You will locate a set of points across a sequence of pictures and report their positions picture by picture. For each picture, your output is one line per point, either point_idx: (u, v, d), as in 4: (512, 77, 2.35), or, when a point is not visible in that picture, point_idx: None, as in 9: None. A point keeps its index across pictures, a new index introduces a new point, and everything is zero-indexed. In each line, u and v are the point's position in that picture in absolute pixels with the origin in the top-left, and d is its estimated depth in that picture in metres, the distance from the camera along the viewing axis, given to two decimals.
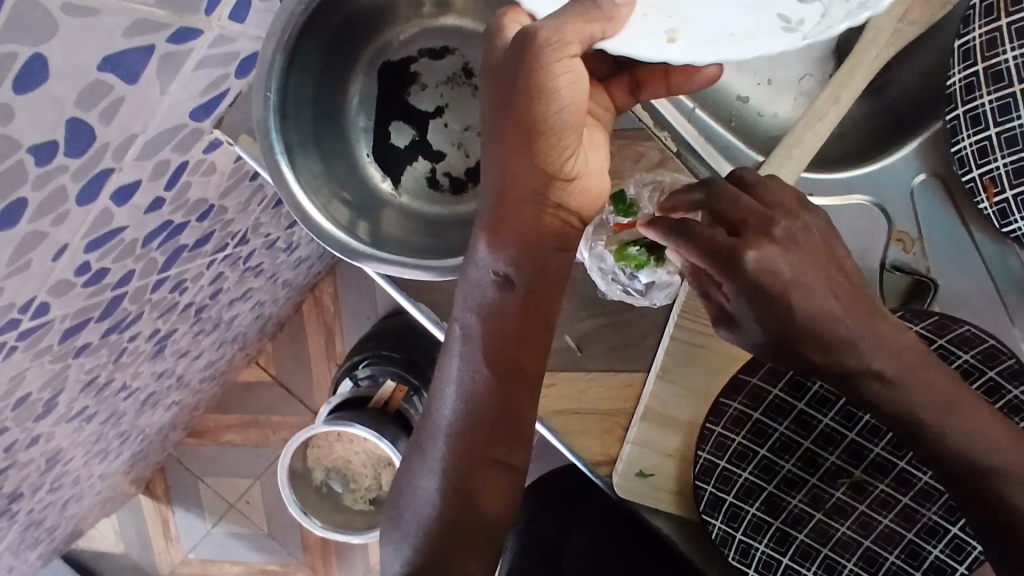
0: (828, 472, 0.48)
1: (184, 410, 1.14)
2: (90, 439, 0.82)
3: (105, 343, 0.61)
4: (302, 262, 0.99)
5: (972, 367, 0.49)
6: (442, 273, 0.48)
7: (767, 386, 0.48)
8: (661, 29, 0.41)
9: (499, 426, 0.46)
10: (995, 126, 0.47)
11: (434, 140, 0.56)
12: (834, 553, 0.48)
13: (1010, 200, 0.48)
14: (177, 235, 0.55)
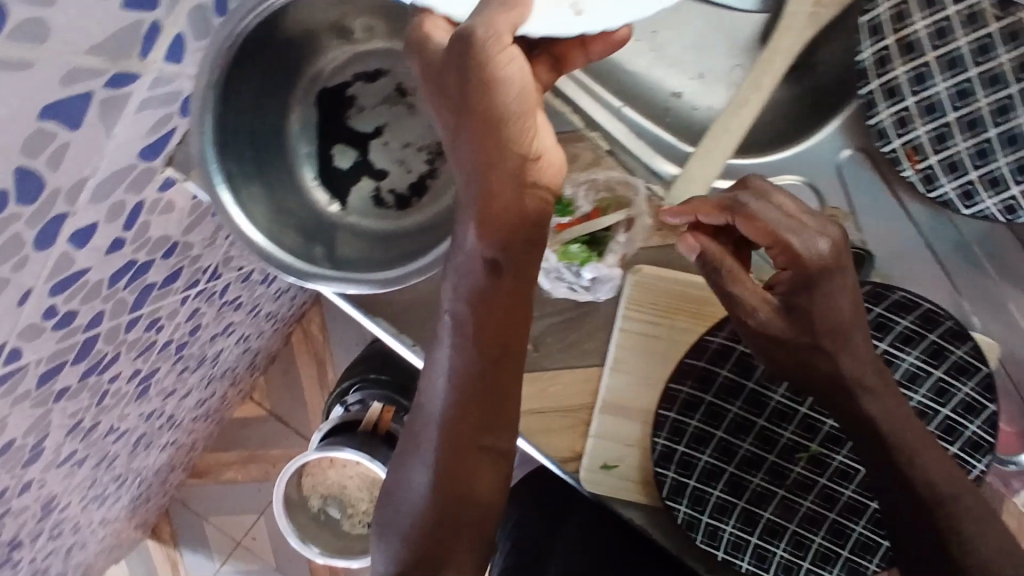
0: (785, 447, 0.51)
1: (181, 450, 1.15)
2: (84, 484, 0.83)
3: (85, 385, 0.63)
4: (283, 293, 1.01)
5: (913, 331, 0.53)
6: (388, 282, 0.49)
7: (714, 368, 0.51)
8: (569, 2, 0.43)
9: (490, 403, 0.47)
10: (912, 96, 0.53)
11: (377, 159, 0.58)
12: (802, 528, 0.50)
13: (933, 165, 0.54)
14: (144, 273, 0.57)
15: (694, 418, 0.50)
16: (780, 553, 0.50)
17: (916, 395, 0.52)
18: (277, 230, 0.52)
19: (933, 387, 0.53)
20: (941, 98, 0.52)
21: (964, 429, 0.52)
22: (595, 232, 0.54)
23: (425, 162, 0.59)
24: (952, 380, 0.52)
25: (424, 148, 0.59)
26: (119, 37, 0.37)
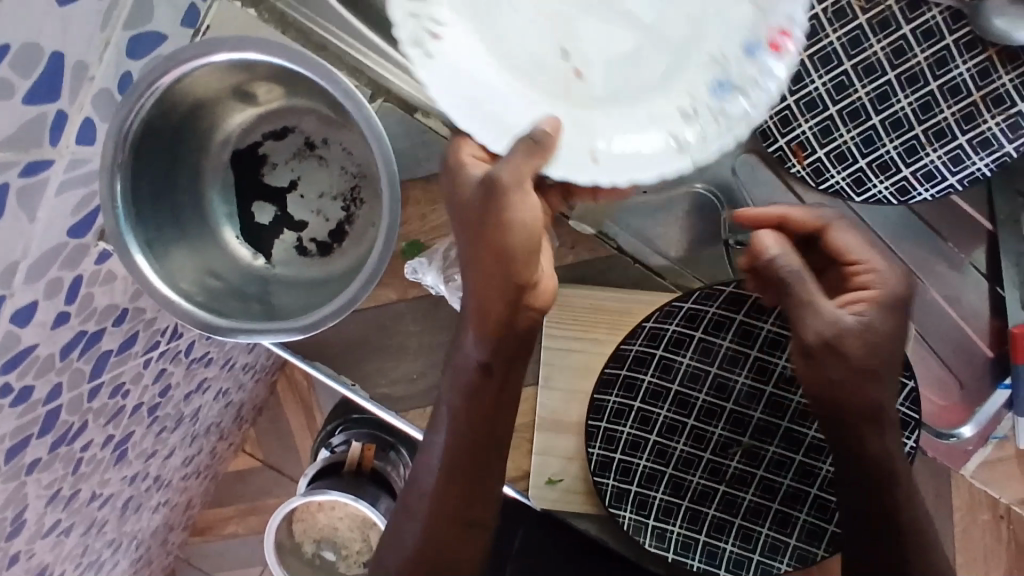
0: (718, 444, 0.57)
1: (177, 509, 1.17)
2: (75, 552, 0.84)
3: (57, 455, 0.65)
4: (256, 343, 1.04)
5: None
6: (298, 329, 0.50)
7: (637, 375, 0.56)
8: (585, 155, 0.50)
9: (475, 481, 0.54)
10: (791, 95, 0.61)
11: (296, 212, 0.60)
12: (747, 520, 0.57)
13: (819, 159, 0.62)
14: (97, 342, 0.59)
15: (625, 428, 0.57)
16: (731, 546, 0.57)
17: None
18: (210, 297, 0.54)
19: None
20: (819, 94, 0.60)
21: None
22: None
23: (342, 208, 0.60)
24: None
25: (339, 195, 0.60)
26: (28, 128, 0.40)
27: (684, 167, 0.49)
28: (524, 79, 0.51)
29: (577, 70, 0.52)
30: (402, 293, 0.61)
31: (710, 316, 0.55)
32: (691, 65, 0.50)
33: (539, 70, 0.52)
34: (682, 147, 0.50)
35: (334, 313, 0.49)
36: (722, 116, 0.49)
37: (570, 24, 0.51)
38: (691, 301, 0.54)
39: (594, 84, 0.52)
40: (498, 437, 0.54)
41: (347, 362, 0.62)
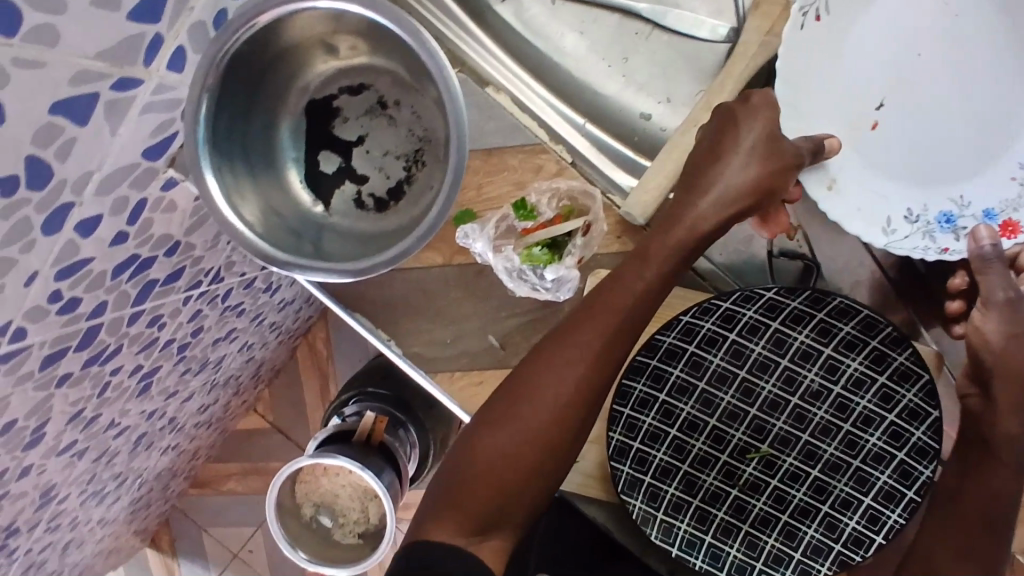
0: (735, 448, 0.58)
1: (182, 456, 1.19)
2: (84, 477, 0.86)
3: (87, 374, 0.67)
4: (286, 304, 1.06)
5: (854, 338, 0.56)
6: (347, 275, 0.52)
7: (666, 368, 0.58)
8: (825, 181, 0.59)
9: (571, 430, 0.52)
10: None
11: (360, 166, 0.61)
12: (754, 527, 0.58)
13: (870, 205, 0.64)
14: (146, 268, 0.61)
15: (647, 419, 0.58)
16: (734, 552, 0.58)
17: (860, 401, 0.56)
18: (270, 232, 0.56)
19: (878, 393, 0.56)
20: None
21: (910, 436, 0.55)
22: (557, 237, 0.63)
23: (404, 169, 0.61)
24: (896, 385, 0.55)
25: (403, 156, 0.61)
26: (123, 46, 0.42)
27: (875, 240, 0.60)
28: (833, 101, 0.60)
29: (875, 122, 0.61)
30: (448, 259, 0.64)
31: (745, 320, 0.58)
32: (945, 189, 0.60)
33: (844, 104, 0.60)
34: (888, 226, 0.60)
35: (394, 261, 0.50)
36: (928, 234, 0.60)
37: (899, 84, 0.60)
38: (730, 302, 0.57)
39: (880, 139, 0.61)
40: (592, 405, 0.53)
41: (384, 319, 0.65)
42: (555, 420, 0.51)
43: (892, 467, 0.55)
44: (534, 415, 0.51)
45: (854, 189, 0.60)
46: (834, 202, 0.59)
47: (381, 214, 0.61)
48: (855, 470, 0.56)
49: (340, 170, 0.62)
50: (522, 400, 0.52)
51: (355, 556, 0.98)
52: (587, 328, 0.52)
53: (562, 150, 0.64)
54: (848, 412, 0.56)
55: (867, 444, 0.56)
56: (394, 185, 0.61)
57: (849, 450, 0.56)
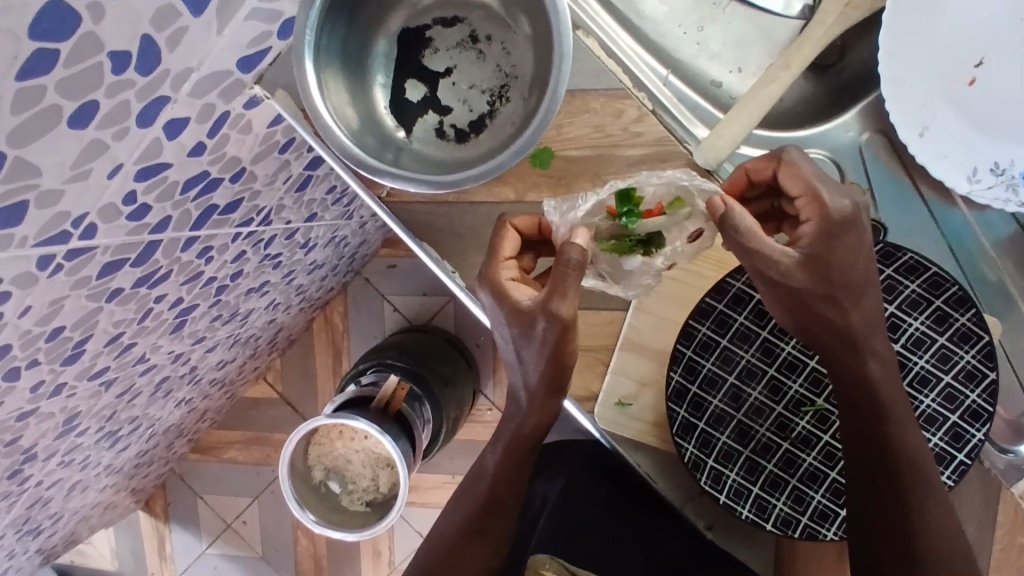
0: (791, 400, 0.65)
1: (192, 414, 1.18)
2: (104, 413, 0.86)
3: (135, 295, 0.67)
4: (316, 268, 1.06)
5: (920, 294, 0.64)
6: (428, 184, 0.53)
7: (732, 315, 0.65)
8: (917, 126, 0.69)
9: (504, 487, 0.66)
10: (887, 267, 0.65)
11: (444, 96, 0.63)
12: (802, 480, 0.64)
13: (889, 276, 0.65)
14: (211, 191, 0.62)
15: (707, 363, 0.65)
16: (781, 506, 0.64)
17: (920, 358, 0.64)
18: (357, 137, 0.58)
19: (936, 353, 0.64)
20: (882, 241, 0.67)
21: (965, 397, 0.63)
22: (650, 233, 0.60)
23: (488, 103, 0.63)
24: (957, 346, 0.64)
25: (487, 90, 0.63)
26: None
27: (961, 184, 0.69)
28: (923, 61, 0.70)
29: (972, 79, 0.71)
30: (520, 195, 0.67)
31: None
32: None
33: (948, 61, 0.70)
34: (974, 175, 0.70)
35: (484, 175, 0.52)
36: (1012, 187, 0.69)
37: (997, 46, 0.70)
38: None
39: (975, 93, 0.70)
40: (524, 460, 0.65)
41: (448, 249, 0.67)
42: (498, 505, 0.66)
43: (943, 428, 0.64)
44: (474, 511, 0.67)
45: (943, 133, 0.70)
46: (928, 145, 0.69)
47: (461, 145, 0.62)
48: None
49: (423, 100, 0.63)
50: (470, 488, 0.69)
51: (361, 524, 0.97)
52: (533, 408, 0.62)
53: (643, 97, 0.65)
54: (908, 371, 0.65)
55: (923, 405, 0.64)
56: (477, 117, 0.62)
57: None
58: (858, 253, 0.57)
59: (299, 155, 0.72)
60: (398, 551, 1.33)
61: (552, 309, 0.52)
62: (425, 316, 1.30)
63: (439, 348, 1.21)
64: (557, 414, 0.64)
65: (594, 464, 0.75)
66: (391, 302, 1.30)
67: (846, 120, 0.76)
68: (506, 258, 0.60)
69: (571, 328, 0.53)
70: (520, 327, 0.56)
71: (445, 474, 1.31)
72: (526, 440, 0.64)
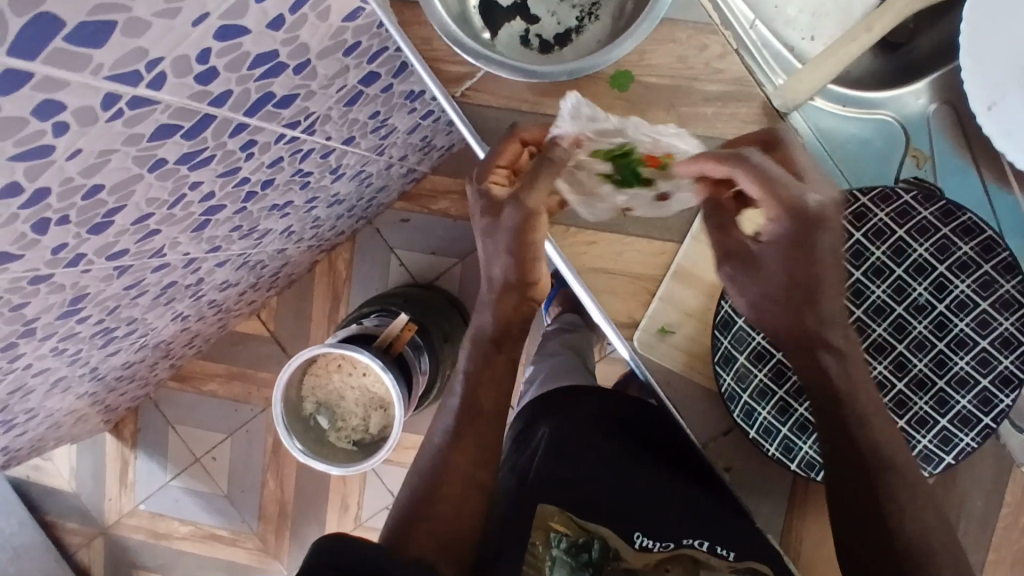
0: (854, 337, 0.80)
1: (184, 334, 1.16)
2: (109, 304, 0.84)
3: (175, 172, 0.65)
4: (336, 202, 1.05)
5: (972, 257, 0.77)
6: (513, 73, 0.63)
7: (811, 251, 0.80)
8: (986, 102, 0.79)
9: (484, 390, 0.78)
10: (945, 226, 0.78)
11: (535, 7, 0.71)
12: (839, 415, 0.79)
13: (947, 234, 0.78)
14: (275, 75, 0.62)
15: None
16: (812, 446, 0.78)
17: (963, 320, 0.77)
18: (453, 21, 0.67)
19: (977, 317, 0.77)
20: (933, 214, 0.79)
21: (997, 361, 0.76)
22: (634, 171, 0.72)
23: (575, 17, 0.71)
24: (998, 313, 0.76)
25: (574, 6, 0.71)
26: None
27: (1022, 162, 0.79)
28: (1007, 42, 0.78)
29: None
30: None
31: (873, 224, 0.79)
32: None
33: None
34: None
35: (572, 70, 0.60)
36: None
37: None
38: (866, 201, 0.79)
39: None
40: (502, 350, 0.79)
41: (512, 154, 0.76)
42: (484, 421, 0.77)
43: (973, 391, 0.77)
44: (454, 435, 0.76)
45: (1012, 113, 0.79)
46: (992, 120, 0.79)
47: (543, 54, 0.71)
48: (939, 389, 0.77)
49: (513, 6, 0.71)
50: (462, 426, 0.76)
51: (347, 463, 0.97)
52: (504, 317, 0.79)
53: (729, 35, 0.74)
54: (949, 331, 0.77)
55: (956, 364, 0.77)
56: (563, 30, 0.71)
57: (941, 370, 0.77)
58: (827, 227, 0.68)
59: (358, 65, 0.70)
60: (367, 508, 1.32)
61: (528, 200, 0.72)
62: (429, 276, 1.29)
63: (443, 301, 1.22)
64: (524, 314, 0.80)
65: (613, 413, 0.91)
66: (398, 256, 1.29)
67: (918, 89, 0.89)
68: (500, 166, 0.75)
69: (535, 215, 0.72)
70: (490, 224, 0.76)
71: (426, 436, 1.29)
72: (508, 337, 0.80)
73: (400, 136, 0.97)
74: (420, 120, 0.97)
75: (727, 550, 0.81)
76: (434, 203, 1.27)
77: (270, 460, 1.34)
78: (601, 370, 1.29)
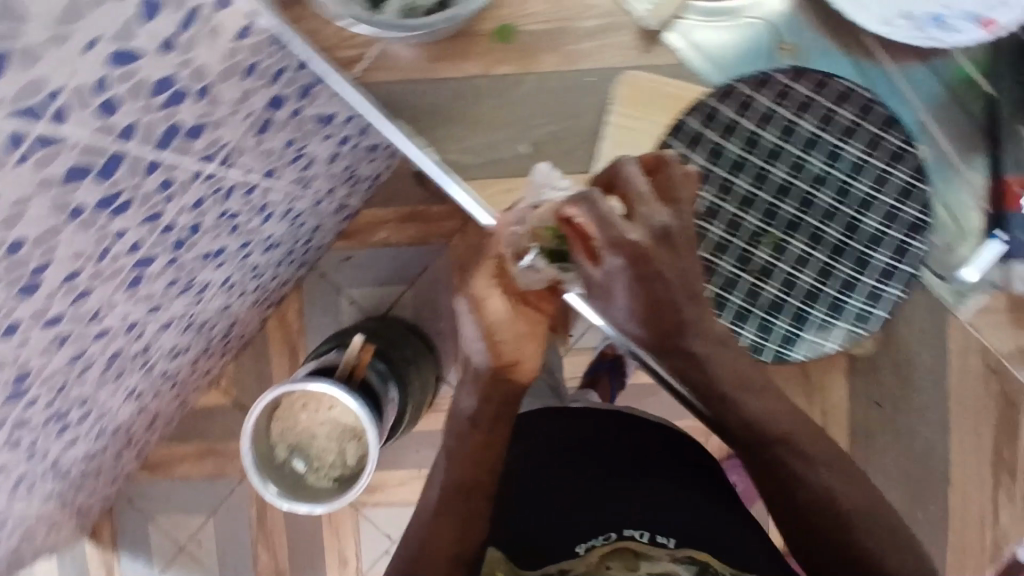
0: (779, 236, 0.83)
1: (144, 414, 1.13)
2: (56, 381, 0.82)
3: (96, 220, 0.65)
4: (273, 246, 1.04)
5: (857, 114, 0.81)
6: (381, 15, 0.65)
7: (706, 149, 0.81)
8: None
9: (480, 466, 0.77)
10: (763, 91, 0.81)
11: None
12: (762, 306, 0.84)
13: (817, 93, 0.81)
14: (178, 104, 0.63)
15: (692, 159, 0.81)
16: (749, 333, 0.84)
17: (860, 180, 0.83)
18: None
19: (870, 177, 0.82)
20: (761, 102, 0.82)
21: (860, 221, 0.83)
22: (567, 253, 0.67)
23: None
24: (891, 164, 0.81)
25: None
26: None
27: None
28: None
29: None
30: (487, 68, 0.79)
31: (732, 118, 0.82)
32: None
33: None
34: None
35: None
36: None
37: None
38: (718, 99, 0.81)
39: None
40: (486, 440, 0.77)
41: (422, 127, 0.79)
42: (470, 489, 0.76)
43: (811, 265, 0.84)
44: (433, 505, 0.76)
45: None
46: None
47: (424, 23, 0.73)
48: (811, 258, 0.84)
49: None
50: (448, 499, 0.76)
51: (329, 500, 0.95)
52: (489, 401, 0.76)
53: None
54: (790, 193, 0.83)
55: (827, 233, 0.84)
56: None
57: (786, 259, 0.83)
58: (678, 260, 0.60)
59: (262, 88, 0.73)
60: (366, 558, 1.28)
61: (465, 290, 0.73)
62: (382, 308, 1.29)
63: (404, 329, 1.24)
64: (501, 401, 0.77)
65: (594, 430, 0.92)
66: (347, 295, 1.29)
67: None
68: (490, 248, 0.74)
69: (471, 306, 0.73)
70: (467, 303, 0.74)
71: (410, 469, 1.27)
72: (487, 424, 0.77)
73: (321, 166, 0.98)
74: (339, 147, 0.98)
75: (668, 540, 0.82)
76: (373, 235, 1.28)
77: (258, 532, 1.29)
78: (572, 363, 1.30)
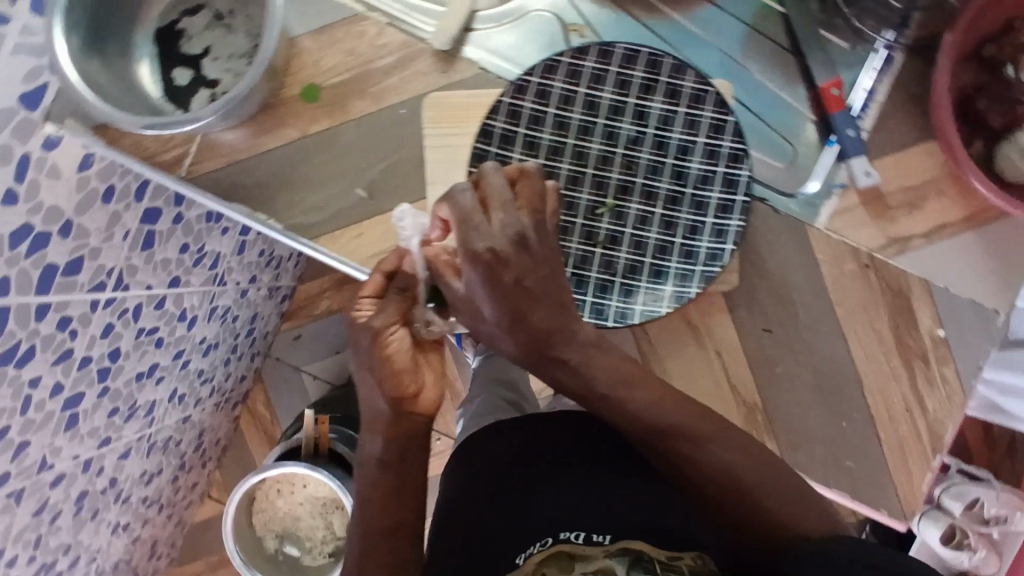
0: (619, 206, 0.78)
1: (140, 544, 1.13)
2: (30, 537, 0.82)
3: (4, 375, 0.66)
4: (212, 347, 1.06)
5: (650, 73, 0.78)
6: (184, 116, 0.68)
7: (512, 145, 0.78)
8: None
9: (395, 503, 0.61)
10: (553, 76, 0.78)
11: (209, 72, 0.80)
12: (624, 273, 0.77)
13: (613, 68, 0.78)
14: (44, 244, 0.66)
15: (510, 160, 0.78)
16: (614, 302, 0.77)
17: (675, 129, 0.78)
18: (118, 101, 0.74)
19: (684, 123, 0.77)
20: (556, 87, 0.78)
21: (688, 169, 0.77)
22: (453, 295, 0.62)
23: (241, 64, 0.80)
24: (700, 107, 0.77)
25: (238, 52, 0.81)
26: None
27: None
28: None
29: None
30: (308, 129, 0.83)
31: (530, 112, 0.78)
32: None
33: None
34: None
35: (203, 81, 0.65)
36: None
37: None
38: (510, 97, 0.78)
39: None
40: (405, 471, 0.61)
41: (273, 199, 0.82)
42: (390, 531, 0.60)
43: (657, 222, 0.77)
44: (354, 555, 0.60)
45: None
46: None
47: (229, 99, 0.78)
48: (659, 217, 0.77)
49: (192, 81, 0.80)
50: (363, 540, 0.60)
51: None
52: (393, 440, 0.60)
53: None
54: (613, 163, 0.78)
55: (660, 187, 0.78)
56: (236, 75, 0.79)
57: (637, 222, 0.77)
58: (539, 266, 0.57)
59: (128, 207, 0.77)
60: None
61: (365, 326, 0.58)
62: (345, 374, 1.30)
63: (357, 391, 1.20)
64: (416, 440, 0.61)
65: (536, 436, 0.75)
66: (308, 371, 1.31)
67: None
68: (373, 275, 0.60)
69: (379, 341, 0.57)
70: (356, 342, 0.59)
71: None
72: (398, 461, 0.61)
73: (230, 260, 1.00)
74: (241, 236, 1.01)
75: (603, 535, 0.66)
76: (316, 307, 1.30)
77: None
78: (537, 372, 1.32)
